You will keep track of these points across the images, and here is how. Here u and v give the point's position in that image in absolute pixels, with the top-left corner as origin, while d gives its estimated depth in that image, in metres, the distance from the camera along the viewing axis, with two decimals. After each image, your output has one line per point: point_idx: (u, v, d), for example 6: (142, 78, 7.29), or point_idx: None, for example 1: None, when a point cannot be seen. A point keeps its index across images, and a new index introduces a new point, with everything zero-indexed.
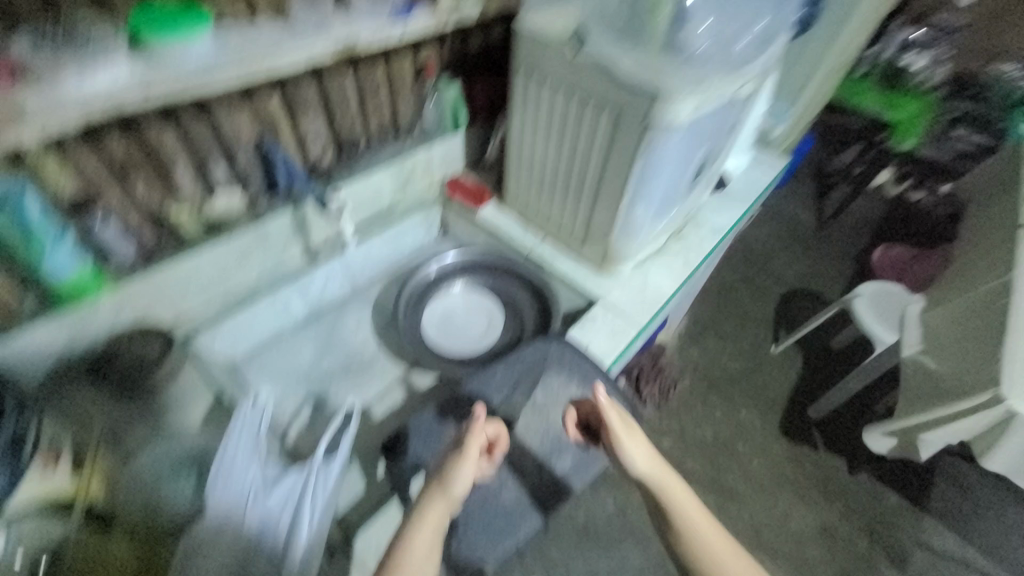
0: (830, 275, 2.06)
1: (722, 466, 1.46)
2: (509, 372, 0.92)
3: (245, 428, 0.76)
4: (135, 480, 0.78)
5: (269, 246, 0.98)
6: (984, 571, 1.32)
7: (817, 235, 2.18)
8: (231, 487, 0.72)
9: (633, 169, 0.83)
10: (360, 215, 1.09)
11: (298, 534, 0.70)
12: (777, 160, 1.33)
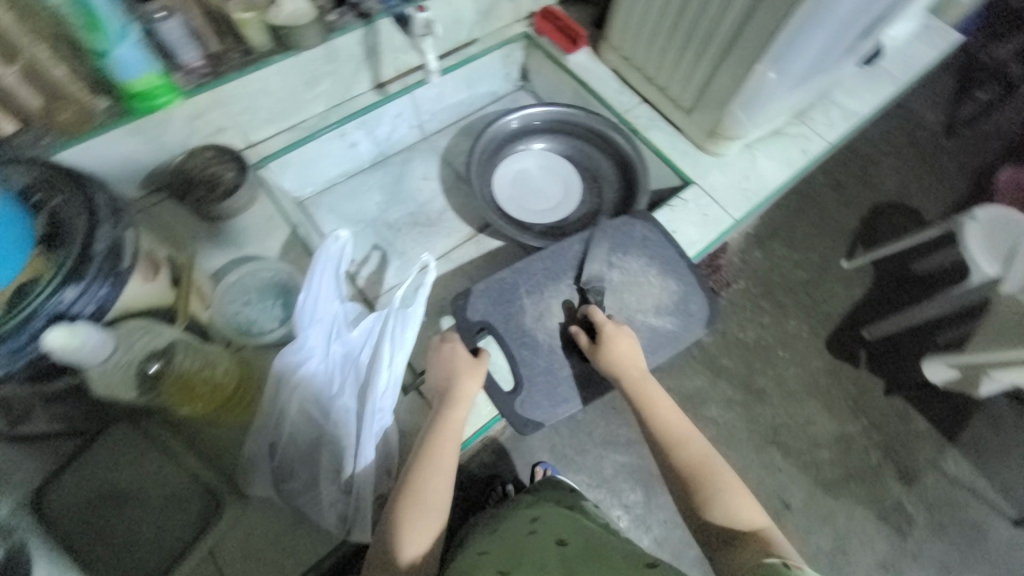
0: (937, 191, 1.79)
1: (756, 369, 1.48)
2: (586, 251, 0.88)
3: (325, 265, 0.74)
4: (225, 298, 0.85)
5: (338, 72, 0.91)
6: (988, 500, 1.37)
7: (938, 141, 1.87)
8: (314, 321, 0.74)
9: (790, 22, 0.68)
10: (440, 46, 0.98)
11: (379, 371, 0.71)
12: (952, 35, 1.09)
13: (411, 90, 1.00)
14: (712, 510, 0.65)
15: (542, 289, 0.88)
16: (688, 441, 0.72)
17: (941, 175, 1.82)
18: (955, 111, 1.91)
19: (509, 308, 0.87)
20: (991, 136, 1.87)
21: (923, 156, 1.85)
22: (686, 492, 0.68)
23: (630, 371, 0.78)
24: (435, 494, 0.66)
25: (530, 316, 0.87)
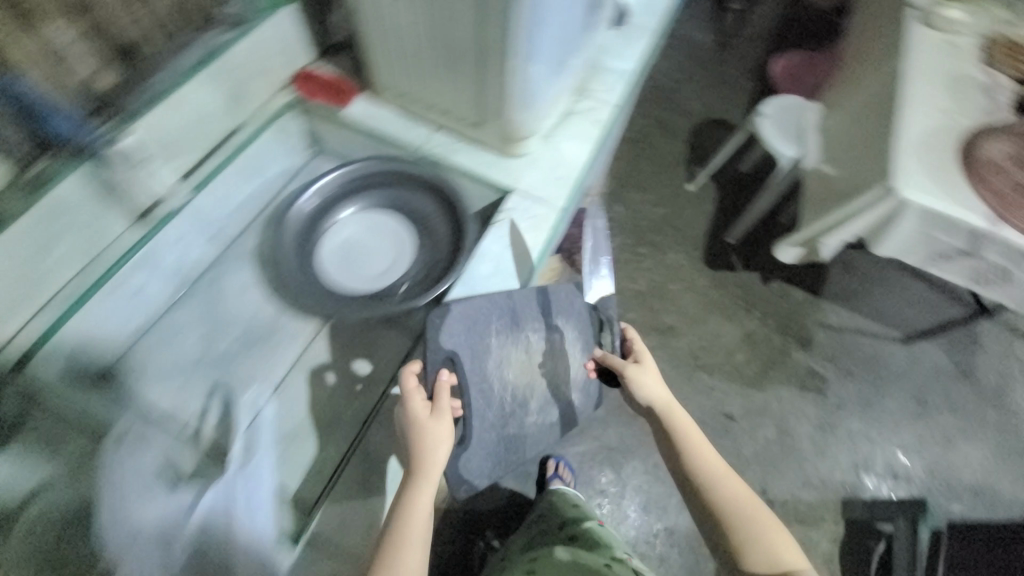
0: (733, 98, 2.08)
1: (658, 309, 1.58)
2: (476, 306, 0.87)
3: (139, 458, 0.77)
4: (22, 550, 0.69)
5: (78, 223, 0.83)
6: (873, 333, 1.57)
7: (717, 56, 2.20)
8: (154, 520, 0.73)
9: (516, 24, 0.71)
10: (185, 151, 0.93)
11: (243, 534, 0.76)
12: None
13: (185, 202, 0.93)
14: (750, 550, 0.81)
15: (508, 333, 0.89)
16: (722, 476, 0.86)
17: (728, 87, 2.11)
18: (717, 34, 2.25)
19: (477, 341, 0.85)
20: (751, 43, 2.22)
21: (709, 76, 2.14)
22: (729, 524, 0.83)
23: (660, 403, 0.90)
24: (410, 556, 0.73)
25: (492, 361, 0.87)
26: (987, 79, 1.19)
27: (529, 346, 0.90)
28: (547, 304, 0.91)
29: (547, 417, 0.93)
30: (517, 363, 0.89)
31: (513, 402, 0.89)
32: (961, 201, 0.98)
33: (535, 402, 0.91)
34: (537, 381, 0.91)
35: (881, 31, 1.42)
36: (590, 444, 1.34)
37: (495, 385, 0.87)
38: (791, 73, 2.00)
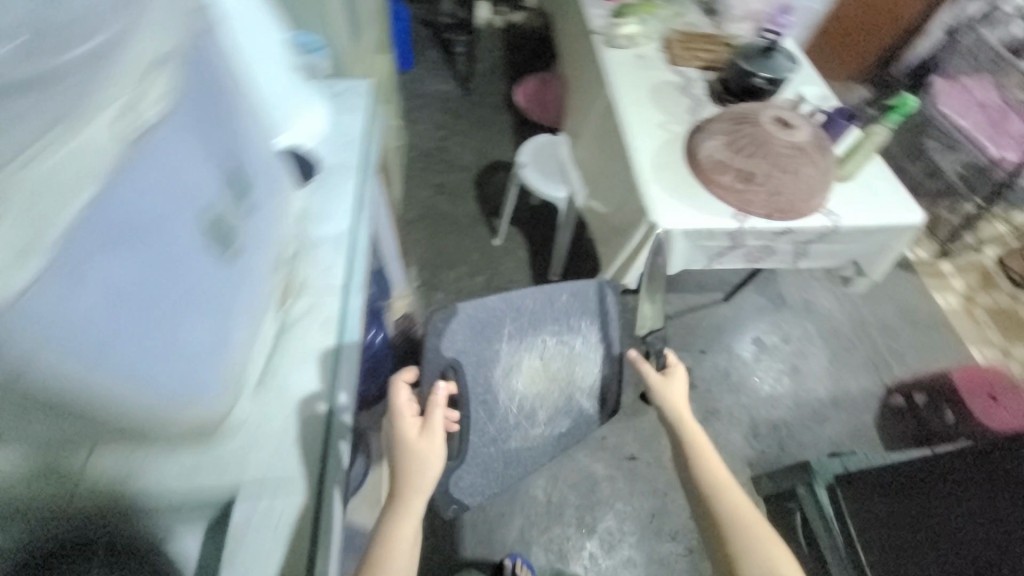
0: (498, 136, 2.11)
1: None
2: (470, 342, 0.79)
3: None
4: None
5: None
6: (704, 304, 1.69)
7: (467, 100, 2.24)
8: None
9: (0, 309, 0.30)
10: None
11: None
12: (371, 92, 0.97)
13: None
14: (747, 565, 0.72)
15: (519, 337, 0.83)
16: (729, 490, 0.78)
17: (489, 125, 2.15)
18: (458, 79, 2.29)
19: (483, 349, 0.80)
20: (490, 79, 2.32)
21: (468, 121, 2.16)
22: (730, 537, 0.74)
23: (677, 418, 0.85)
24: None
25: (501, 370, 0.83)
26: (680, 78, 1.30)
27: (546, 353, 0.85)
28: (576, 304, 0.88)
29: (558, 425, 0.87)
30: (530, 370, 0.84)
31: (518, 425, 0.84)
32: (712, 213, 1.03)
33: (542, 416, 0.85)
34: (558, 396, 0.86)
35: (580, 56, 1.52)
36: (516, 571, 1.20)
37: (500, 400, 0.82)
38: (532, 97, 2.10)
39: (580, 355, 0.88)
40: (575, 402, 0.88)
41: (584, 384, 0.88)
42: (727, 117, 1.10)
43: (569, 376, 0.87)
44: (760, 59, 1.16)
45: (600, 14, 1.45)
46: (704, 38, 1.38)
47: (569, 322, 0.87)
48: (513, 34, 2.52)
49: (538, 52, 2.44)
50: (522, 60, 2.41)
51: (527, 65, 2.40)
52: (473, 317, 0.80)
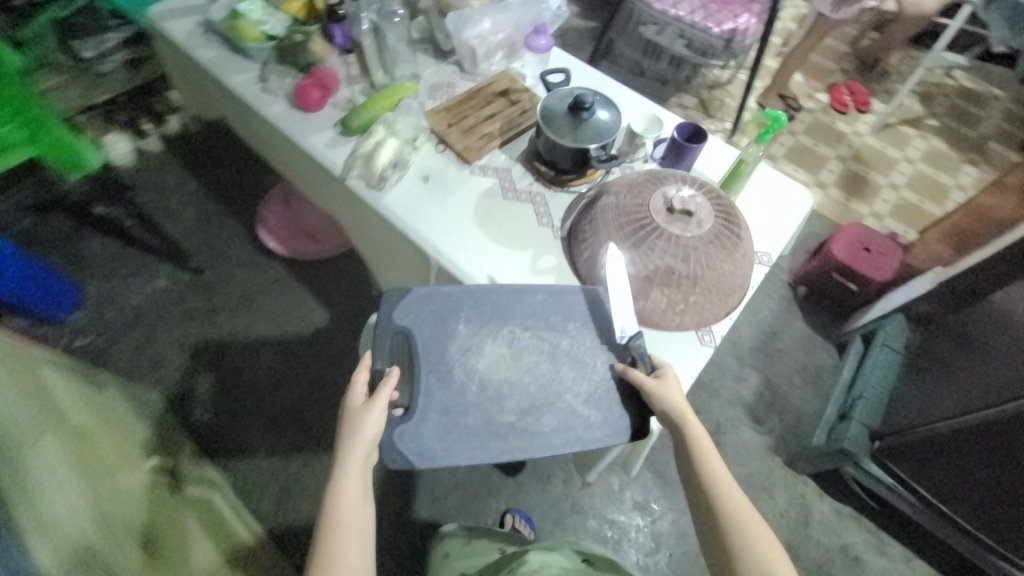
0: (287, 300, 1.51)
1: None
2: (432, 329, 0.77)
3: None
4: None
5: None
6: None
7: (205, 284, 1.54)
8: None
9: None
10: None
11: None
12: None
13: None
14: None
15: (482, 325, 0.78)
16: (736, 507, 0.64)
17: (255, 295, 1.52)
18: (164, 259, 1.57)
19: (438, 326, 0.78)
20: (206, 229, 1.63)
21: (221, 308, 1.50)
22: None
23: (677, 419, 0.68)
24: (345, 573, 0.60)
25: (455, 349, 0.77)
26: (490, 172, 0.96)
27: (511, 342, 0.77)
28: (587, 316, 0.80)
29: (545, 424, 0.72)
30: (490, 362, 0.76)
31: (484, 415, 0.72)
32: (675, 360, 0.80)
33: (513, 404, 0.73)
34: (534, 390, 0.74)
35: (340, 200, 1.04)
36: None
37: (463, 376, 0.75)
38: (289, 232, 1.54)
39: (566, 352, 0.77)
40: (563, 400, 0.74)
41: (575, 386, 0.75)
42: (607, 216, 0.83)
43: (546, 373, 0.76)
44: (580, 127, 0.86)
45: (326, 136, 0.99)
46: (472, 103, 1.03)
47: (546, 325, 0.79)
48: (188, 147, 1.77)
49: (242, 159, 1.76)
50: (229, 181, 1.72)
51: (241, 183, 1.72)
52: (427, 299, 0.79)
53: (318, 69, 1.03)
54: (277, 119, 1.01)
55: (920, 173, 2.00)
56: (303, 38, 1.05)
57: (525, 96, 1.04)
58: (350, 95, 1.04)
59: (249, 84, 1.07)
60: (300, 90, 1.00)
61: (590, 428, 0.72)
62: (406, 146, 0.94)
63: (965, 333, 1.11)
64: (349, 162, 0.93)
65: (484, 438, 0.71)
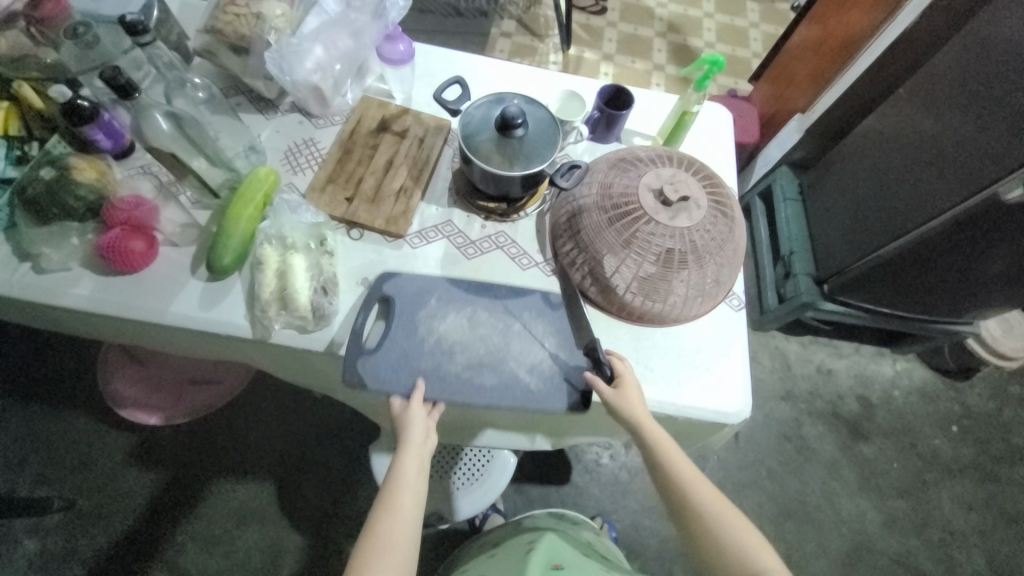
0: (220, 465, 1.18)
1: (654, 532, 1.25)
2: (415, 287, 0.71)
3: None
4: None
5: None
6: None
7: (91, 515, 1.12)
8: None
9: None
10: None
11: None
12: None
13: None
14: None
15: (454, 298, 0.72)
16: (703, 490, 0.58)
17: (173, 487, 1.15)
18: (6, 522, 1.09)
19: (418, 285, 0.71)
20: (39, 450, 1.15)
21: (138, 527, 1.12)
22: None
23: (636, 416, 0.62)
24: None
25: (426, 313, 0.70)
26: (434, 233, 0.78)
27: (474, 315, 0.71)
28: (548, 311, 0.73)
29: (488, 379, 0.67)
30: (454, 330, 0.69)
31: (434, 365, 0.67)
32: (722, 351, 0.74)
33: (463, 359, 0.67)
34: (484, 352, 0.68)
35: (252, 355, 0.76)
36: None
37: (426, 337, 0.68)
38: (168, 394, 1.14)
39: (520, 334, 0.70)
40: (505, 366, 0.68)
41: (521, 356, 0.69)
42: (597, 228, 0.72)
43: (499, 344, 0.69)
44: (520, 149, 0.72)
45: (192, 292, 0.68)
46: (357, 158, 0.79)
47: (507, 306, 0.72)
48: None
49: (27, 335, 1.23)
50: (29, 371, 1.20)
51: (46, 365, 1.21)
52: (421, 274, 0.73)
53: (111, 207, 0.67)
54: (94, 304, 0.66)
55: (721, 24, 2.17)
56: (54, 170, 0.67)
57: (411, 120, 0.84)
58: (184, 217, 0.72)
59: (7, 273, 0.67)
60: (109, 250, 0.65)
61: (528, 394, 0.67)
62: (317, 255, 0.71)
63: (851, 166, 1.27)
64: (256, 313, 0.67)
65: (428, 383, 0.66)
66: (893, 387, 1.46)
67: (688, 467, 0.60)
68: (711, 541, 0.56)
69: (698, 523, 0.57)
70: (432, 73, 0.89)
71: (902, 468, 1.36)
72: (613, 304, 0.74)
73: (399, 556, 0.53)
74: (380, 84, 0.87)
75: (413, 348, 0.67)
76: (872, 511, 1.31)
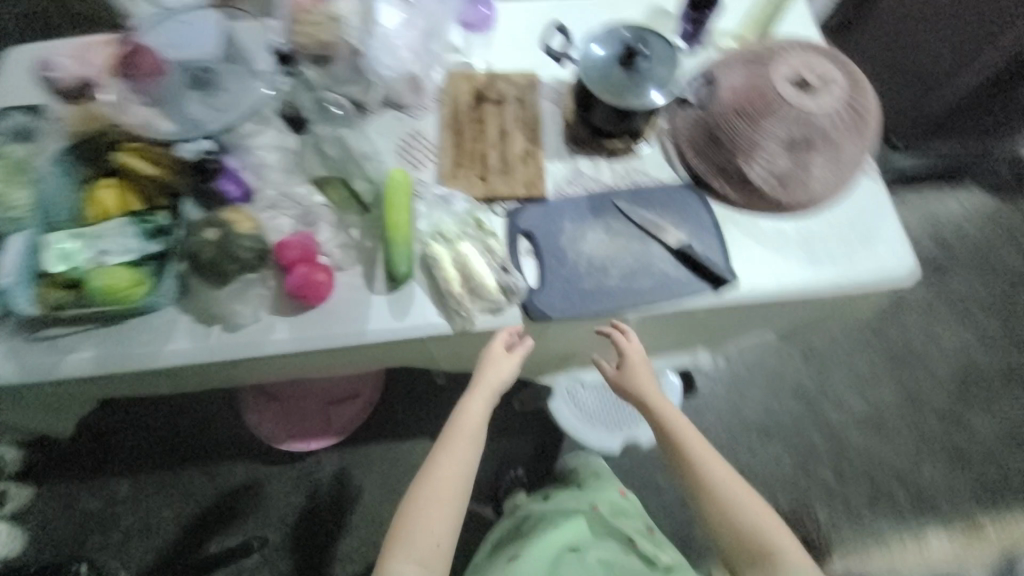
0: (379, 471, 1.23)
1: (783, 413, 1.33)
2: (546, 218, 0.75)
3: None
4: None
5: None
6: None
7: (282, 546, 1.18)
8: None
9: None
10: None
11: None
12: None
13: None
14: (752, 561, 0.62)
15: (584, 217, 0.75)
16: (711, 469, 0.66)
17: (345, 501, 1.22)
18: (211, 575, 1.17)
19: (550, 217, 0.75)
20: (210, 506, 1.21)
21: (323, 545, 1.19)
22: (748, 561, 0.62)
23: (652, 396, 0.72)
24: (433, 522, 0.63)
25: (566, 238, 0.74)
26: (570, 187, 0.78)
27: (607, 228, 0.75)
28: (670, 202, 0.77)
29: (643, 281, 0.72)
30: (597, 247, 0.74)
31: (595, 284, 0.72)
32: (875, 218, 0.77)
33: (617, 270, 0.72)
34: (631, 259, 0.73)
35: (435, 352, 0.79)
36: (962, 433, 1.30)
37: (575, 260, 0.73)
38: (319, 419, 1.18)
39: (656, 232, 0.74)
40: (654, 265, 0.73)
41: (663, 253, 0.73)
42: (740, 132, 0.73)
43: (640, 247, 0.74)
44: (639, 81, 0.71)
45: (379, 307, 0.70)
46: (471, 136, 0.78)
47: (632, 208, 0.76)
48: (80, 452, 1.24)
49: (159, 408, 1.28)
50: (174, 438, 1.26)
51: (188, 430, 1.26)
52: (543, 205, 0.76)
53: (283, 248, 0.68)
54: (295, 344, 0.68)
55: None
56: (219, 230, 0.66)
57: (502, 84, 0.82)
58: (340, 237, 0.73)
59: (201, 341, 0.69)
60: (299, 287, 0.67)
61: (682, 283, 0.72)
62: (481, 240, 0.72)
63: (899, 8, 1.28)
64: (450, 306, 0.70)
65: (595, 301, 0.71)
66: (963, 220, 1.50)
67: (696, 438, 0.68)
68: (721, 510, 0.64)
69: (702, 487, 0.66)
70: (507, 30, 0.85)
71: (988, 292, 1.43)
72: (763, 203, 0.76)
73: (450, 506, 0.64)
74: (457, 57, 0.83)
75: (569, 273, 0.72)
76: (970, 337, 1.39)
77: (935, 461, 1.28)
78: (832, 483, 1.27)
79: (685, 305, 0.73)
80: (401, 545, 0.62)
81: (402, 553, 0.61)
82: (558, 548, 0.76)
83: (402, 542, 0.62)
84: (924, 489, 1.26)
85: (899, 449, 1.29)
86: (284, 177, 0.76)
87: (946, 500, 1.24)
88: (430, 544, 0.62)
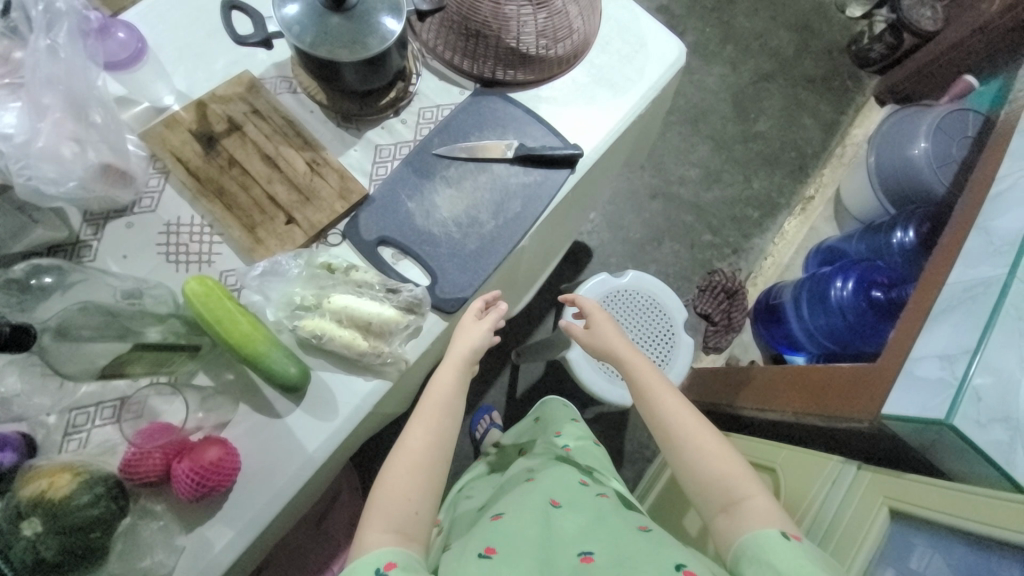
0: None
1: (656, 217, 1.50)
2: (387, 211, 0.65)
3: None
4: None
5: None
6: None
7: None
8: None
9: None
10: None
11: None
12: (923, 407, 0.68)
13: None
14: (736, 505, 0.61)
15: (420, 184, 0.67)
16: (683, 428, 0.68)
17: None
18: None
19: (392, 207, 0.66)
20: None
21: None
22: (718, 512, 0.62)
23: (622, 351, 0.77)
24: (398, 499, 0.57)
25: (420, 216, 0.66)
26: (383, 167, 0.68)
27: (449, 181, 0.68)
28: (479, 119, 0.71)
29: (511, 206, 0.68)
30: (452, 204, 0.67)
31: (478, 238, 0.67)
32: (632, 18, 0.80)
33: (485, 214, 0.67)
34: (489, 195, 0.68)
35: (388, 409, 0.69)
36: (759, 143, 1.61)
37: (445, 231, 0.66)
38: (323, 545, 1.02)
39: (492, 152, 0.69)
40: (510, 185, 0.69)
41: (509, 170, 0.70)
42: (489, 12, 0.68)
43: (487, 177, 0.69)
44: (364, 17, 0.60)
45: (304, 423, 0.58)
46: (237, 186, 0.62)
47: (454, 142, 0.69)
48: None
49: None
50: None
51: None
52: (374, 200, 0.65)
53: (133, 460, 0.51)
54: (246, 533, 0.54)
55: None
56: (37, 517, 0.44)
57: (219, 106, 0.64)
58: (192, 398, 0.56)
59: None
60: (198, 483, 0.51)
61: (543, 184, 0.70)
62: (345, 281, 0.61)
63: None
64: (370, 364, 0.60)
65: (490, 251, 0.67)
66: None
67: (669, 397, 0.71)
68: (693, 468, 0.66)
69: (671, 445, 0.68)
70: (171, 42, 0.65)
71: (713, 28, 1.68)
72: (553, 67, 0.74)
73: (419, 488, 0.58)
74: (133, 107, 0.63)
75: (446, 245, 0.66)
76: (722, 70, 1.66)
77: (756, 173, 1.59)
78: (715, 240, 1.52)
79: (558, 199, 0.72)
80: (369, 522, 0.56)
81: (379, 523, 0.55)
82: (540, 502, 0.69)
83: (371, 519, 0.56)
84: (764, 198, 1.57)
85: (735, 184, 1.57)
86: (54, 393, 0.54)
87: (780, 195, 1.58)
88: (398, 518, 0.56)
